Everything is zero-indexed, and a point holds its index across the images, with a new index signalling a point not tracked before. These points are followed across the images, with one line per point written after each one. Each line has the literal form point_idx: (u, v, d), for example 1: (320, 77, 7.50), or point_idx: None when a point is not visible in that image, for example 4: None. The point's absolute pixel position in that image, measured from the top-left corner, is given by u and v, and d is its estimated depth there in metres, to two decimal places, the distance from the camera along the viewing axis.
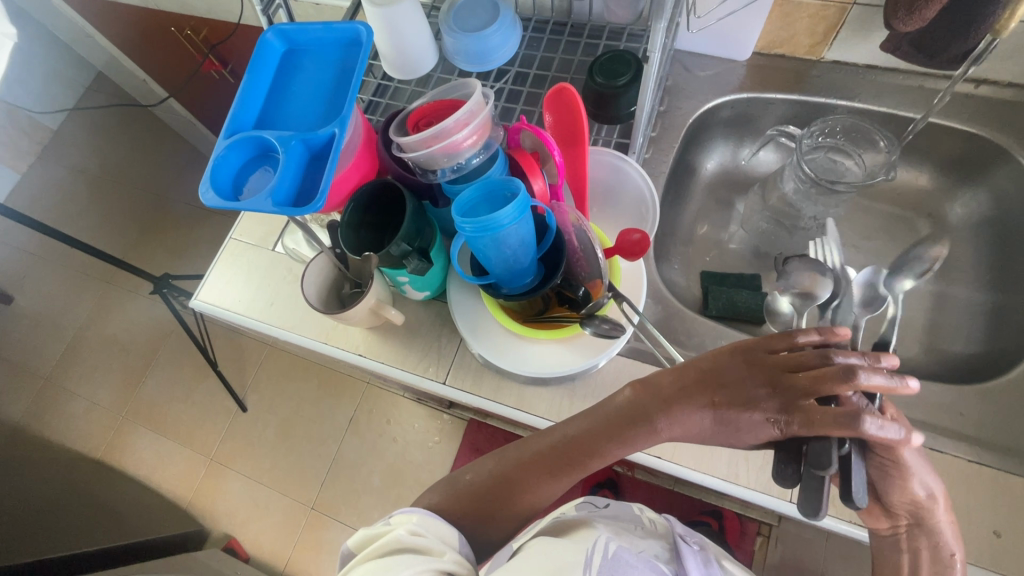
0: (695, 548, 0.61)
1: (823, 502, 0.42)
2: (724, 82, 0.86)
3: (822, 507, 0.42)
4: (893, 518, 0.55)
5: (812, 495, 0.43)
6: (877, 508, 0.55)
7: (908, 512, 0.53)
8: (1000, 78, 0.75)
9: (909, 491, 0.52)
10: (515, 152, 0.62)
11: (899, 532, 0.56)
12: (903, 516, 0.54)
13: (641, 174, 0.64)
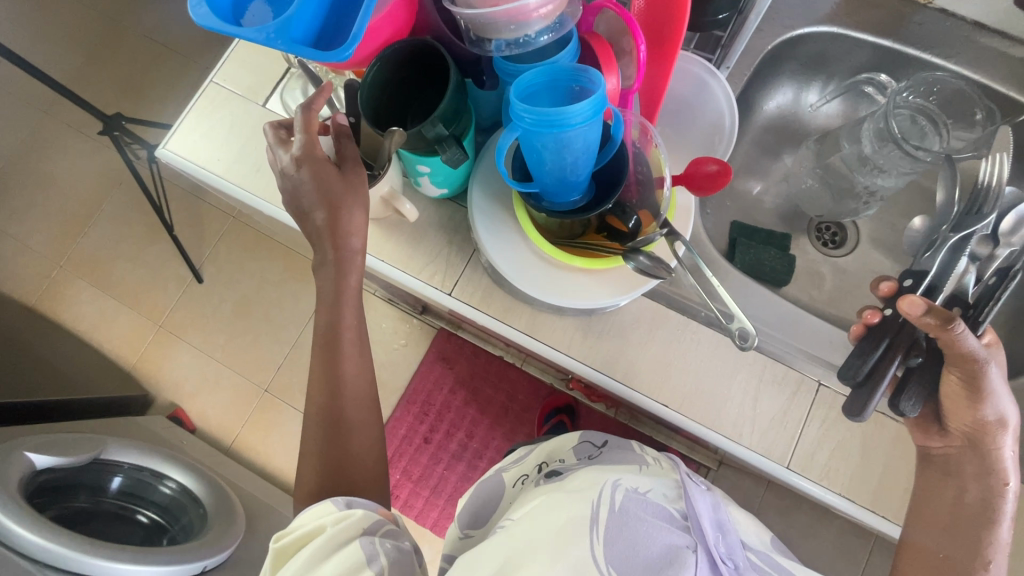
0: (704, 487, 0.54)
1: (867, 406, 0.51)
2: (815, 9, 0.75)
3: (866, 409, 0.51)
4: (946, 437, 0.56)
5: (859, 400, 0.52)
6: (934, 430, 0.56)
7: (966, 435, 0.54)
8: None
9: (979, 413, 0.53)
10: (590, 37, 0.51)
11: (950, 453, 0.56)
12: (958, 437, 0.55)
13: (726, 93, 0.56)
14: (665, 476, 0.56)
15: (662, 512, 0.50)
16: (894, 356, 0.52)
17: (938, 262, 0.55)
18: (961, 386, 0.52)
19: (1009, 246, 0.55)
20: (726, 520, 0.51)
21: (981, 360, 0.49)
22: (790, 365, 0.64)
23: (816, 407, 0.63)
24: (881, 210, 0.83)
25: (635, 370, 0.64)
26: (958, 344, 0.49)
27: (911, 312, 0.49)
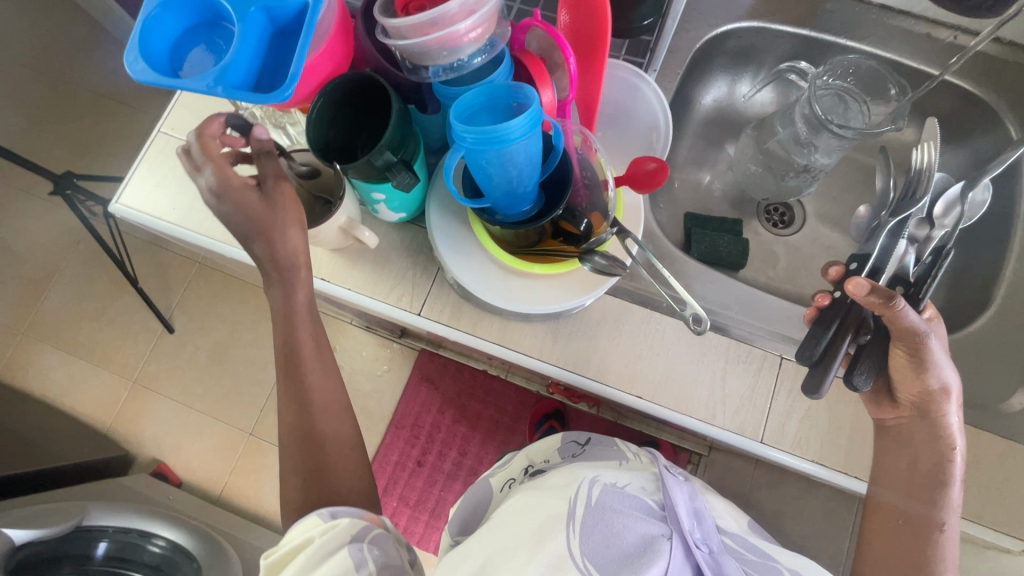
0: (682, 479, 0.57)
1: (824, 383, 0.54)
2: (736, 7, 0.79)
3: (823, 386, 0.55)
4: (897, 408, 0.60)
5: (816, 378, 0.55)
6: (886, 402, 0.60)
7: (915, 404, 0.58)
8: (1002, 37, 0.75)
9: (924, 383, 0.56)
10: (522, 55, 0.53)
11: (902, 422, 0.60)
12: (907, 406, 0.59)
13: (655, 92, 0.59)
14: (643, 472, 0.58)
15: (638, 502, 0.53)
16: (846, 334, 0.55)
17: (880, 245, 0.59)
18: (907, 359, 0.56)
19: (942, 227, 0.61)
20: (702, 507, 0.54)
21: (921, 333, 0.53)
22: (753, 343, 0.67)
23: (781, 379, 0.65)
24: (823, 187, 0.87)
25: (608, 365, 0.66)
26: (899, 319, 0.52)
27: (856, 293, 0.52)
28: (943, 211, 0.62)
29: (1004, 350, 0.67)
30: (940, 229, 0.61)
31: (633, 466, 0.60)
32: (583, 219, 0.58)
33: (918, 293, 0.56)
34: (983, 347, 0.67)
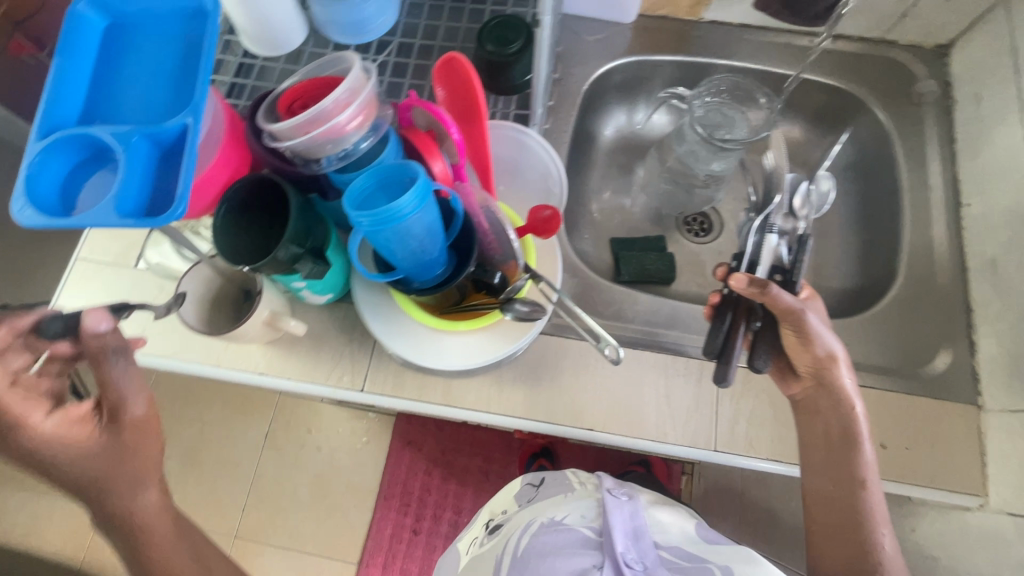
0: (623, 498, 0.62)
1: (728, 372, 0.59)
2: (614, 46, 0.85)
3: (728, 375, 0.59)
4: (801, 380, 0.63)
5: (722, 369, 0.60)
6: (790, 374, 0.64)
7: (814, 373, 0.61)
8: (852, 34, 0.83)
9: (812, 352, 0.60)
10: (408, 132, 0.56)
11: (808, 393, 0.63)
12: (807, 377, 0.62)
13: (543, 146, 0.61)
14: (587, 500, 0.65)
15: (574, 535, 0.60)
16: (737, 324, 0.61)
17: (752, 242, 0.64)
18: (797, 338, 0.60)
19: (801, 218, 0.66)
20: (641, 525, 0.60)
21: (799, 311, 0.58)
22: (689, 354, 0.69)
23: (722, 385, 0.67)
24: (732, 192, 0.92)
25: (555, 404, 0.67)
26: (777, 301, 0.58)
27: (738, 287, 0.57)
28: (801, 207, 0.67)
29: (917, 315, 0.71)
30: (798, 221, 0.66)
31: (578, 495, 0.66)
32: (495, 273, 0.60)
33: (792, 277, 0.63)
34: (898, 316, 0.71)
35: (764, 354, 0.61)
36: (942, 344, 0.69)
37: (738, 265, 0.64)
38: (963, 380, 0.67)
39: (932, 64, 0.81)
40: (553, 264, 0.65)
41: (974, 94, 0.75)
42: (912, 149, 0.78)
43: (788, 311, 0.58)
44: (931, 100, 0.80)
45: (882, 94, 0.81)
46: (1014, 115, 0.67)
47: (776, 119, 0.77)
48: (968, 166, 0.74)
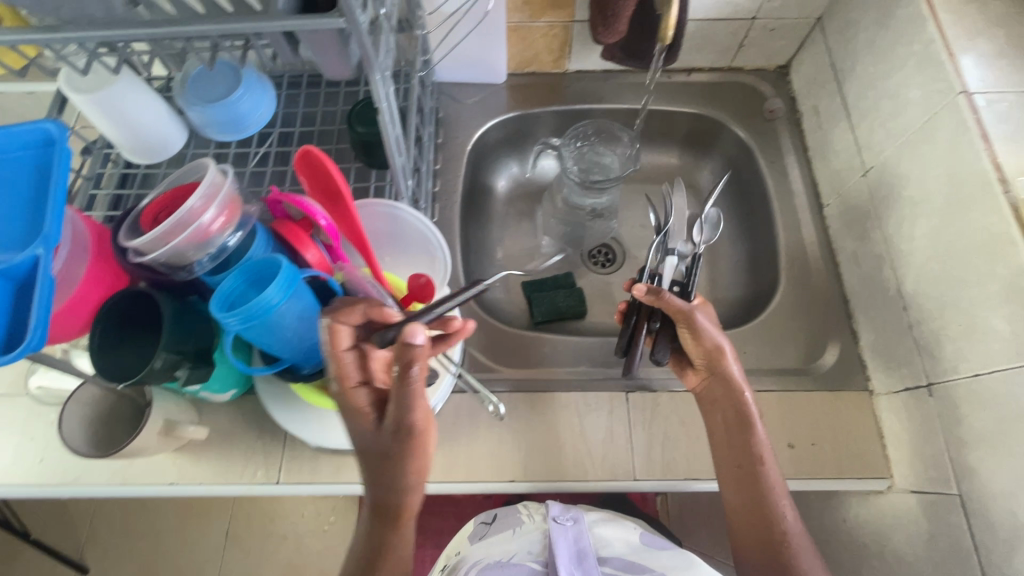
0: (569, 523, 0.59)
1: (635, 365, 0.68)
2: (491, 105, 0.91)
3: (635, 367, 0.68)
4: (696, 371, 0.66)
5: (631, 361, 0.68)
6: (688, 365, 0.67)
7: (704, 358, 0.64)
8: (703, 66, 0.91)
9: (703, 343, 0.63)
10: (277, 225, 0.58)
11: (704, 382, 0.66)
12: (700, 364, 0.65)
13: (417, 218, 0.63)
14: (535, 532, 0.61)
15: (524, 567, 0.56)
16: (642, 325, 0.67)
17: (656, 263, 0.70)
18: (689, 334, 0.64)
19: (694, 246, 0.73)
20: (587, 547, 0.57)
21: (688, 312, 0.64)
22: (599, 388, 0.71)
23: (633, 413, 0.69)
24: (629, 221, 0.97)
25: (475, 461, 0.67)
26: (671, 303, 0.63)
27: (640, 294, 0.63)
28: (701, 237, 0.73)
29: (802, 315, 0.75)
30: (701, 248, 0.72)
31: (526, 528, 0.62)
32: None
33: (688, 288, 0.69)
34: (785, 319, 0.75)
35: (665, 346, 0.67)
36: (828, 339, 0.73)
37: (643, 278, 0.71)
38: (851, 370, 0.71)
39: (777, 84, 0.90)
40: (451, 337, 0.69)
41: (813, 107, 0.83)
42: (772, 162, 0.85)
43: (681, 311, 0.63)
44: (781, 115, 0.87)
45: (738, 116, 0.89)
46: (844, 122, 0.75)
47: (638, 155, 0.83)
48: (821, 171, 0.80)
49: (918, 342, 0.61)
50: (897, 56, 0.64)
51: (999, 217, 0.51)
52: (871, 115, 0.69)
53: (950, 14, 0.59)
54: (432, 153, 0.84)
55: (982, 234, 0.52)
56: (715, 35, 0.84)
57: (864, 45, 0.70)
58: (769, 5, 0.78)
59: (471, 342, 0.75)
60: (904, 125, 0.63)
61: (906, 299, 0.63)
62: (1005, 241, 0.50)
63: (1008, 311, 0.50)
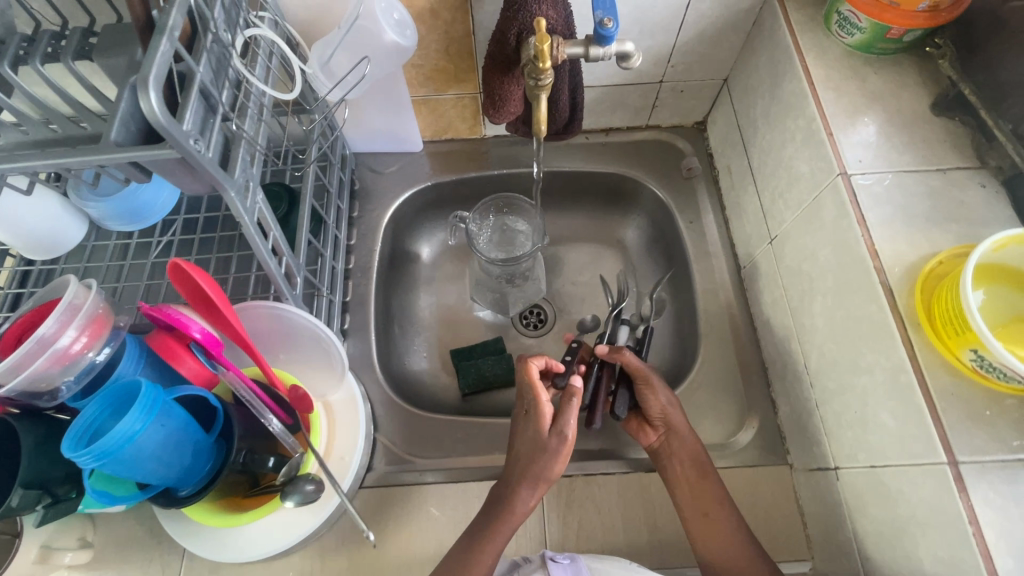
0: (565, 561, 0.58)
1: (594, 418, 0.69)
2: (409, 174, 0.89)
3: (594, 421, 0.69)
4: (654, 429, 0.68)
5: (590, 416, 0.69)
6: (647, 425, 0.68)
7: (661, 417, 0.67)
8: (620, 125, 0.90)
9: (657, 399, 0.67)
10: (150, 342, 0.55)
11: (660, 443, 0.67)
12: (658, 423, 0.68)
13: (302, 315, 0.61)
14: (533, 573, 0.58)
15: None
16: (600, 380, 0.71)
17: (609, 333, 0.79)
18: (646, 390, 0.68)
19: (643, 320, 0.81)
20: None
21: (644, 371, 0.69)
22: None
23: (548, 500, 0.67)
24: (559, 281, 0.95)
25: (381, 562, 0.64)
26: (626, 360, 0.70)
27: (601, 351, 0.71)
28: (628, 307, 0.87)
29: (722, 383, 0.73)
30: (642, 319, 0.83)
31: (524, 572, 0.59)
32: (268, 458, 0.58)
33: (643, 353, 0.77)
34: (705, 388, 0.73)
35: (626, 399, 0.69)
36: (748, 410, 0.71)
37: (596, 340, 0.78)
38: (770, 442, 0.69)
39: (695, 140, 0.89)
40: (354, 427, 0.67)
41: (726, 166, 0.82)
42: (691, 221, 0.84)
43: (634, 369, 0.69)
44: (699, 173, 0.86)
45: (657, 175, 0.88)
46: (752, 186, 0.74)
47: (543, 229, 0.80)
48: (737, 231, 0.79)
49: (824, 422, 0.59)
50: (788, 129, 0.63)
51: (879, 308, 0.49)
52: (772, 183, 0.68)
53: (830, 91, 0.58)
54: (346, 229, 0.82)
55: (866, 323, 0.51)
56: (626, 99, 0.83)
57: (762, 112, 0.69)
58: (673, 71, 0.78)
59: (385, 429, 0.73)
60: (798, 199, 0.62)
61: (812, 376, 0.61)
62: (884, 333, 0.49)
63: (891, 405, 0.48)
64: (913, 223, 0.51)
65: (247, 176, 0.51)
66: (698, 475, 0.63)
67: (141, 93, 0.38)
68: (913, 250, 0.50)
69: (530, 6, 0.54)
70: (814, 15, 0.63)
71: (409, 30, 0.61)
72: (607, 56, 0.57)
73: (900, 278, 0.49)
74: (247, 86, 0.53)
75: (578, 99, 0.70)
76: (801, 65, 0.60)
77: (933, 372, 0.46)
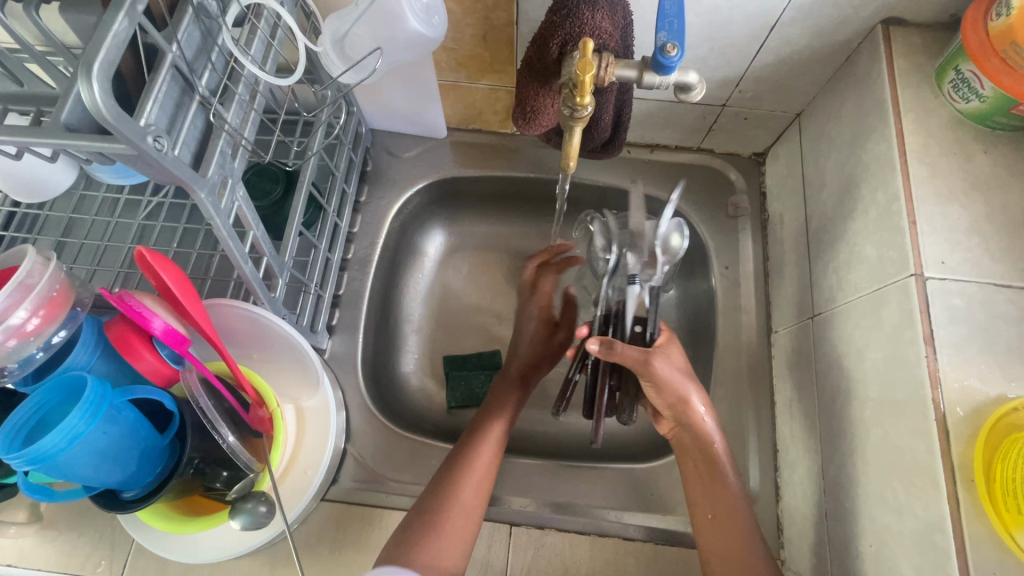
0: None
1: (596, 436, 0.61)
2: (426, 163, 0.81)
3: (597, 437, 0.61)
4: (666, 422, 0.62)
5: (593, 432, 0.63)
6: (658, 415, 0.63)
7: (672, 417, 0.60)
8: (668, 143, 0.80)
9: (662, 399, 0.58)
10: (105, 325, 0.50)
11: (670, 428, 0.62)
12: (670, 418, 0.60)
13: (279, 321, 0.57)
14: None
15: None
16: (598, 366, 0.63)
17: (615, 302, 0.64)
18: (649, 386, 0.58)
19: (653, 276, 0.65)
20: None
21: (644, 362, 0.56)
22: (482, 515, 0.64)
23: (515, 550, 0.62)
24: None
25: None
26: (625, 354, 0.56)
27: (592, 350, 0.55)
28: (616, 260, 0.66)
29: None
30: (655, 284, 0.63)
31: None
32: (221, 471, 0.55)
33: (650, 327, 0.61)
34: None
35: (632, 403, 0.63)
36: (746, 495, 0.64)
37: (596, 320, 0.65)
38: (766, 533, 0.62)
39: (748, 174, 0.79)
40: (323, 441, 0.63)
41: (780, 213, 0.72)
42: (727, 267, 0.74)
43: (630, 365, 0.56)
44: (747, 213, 0.76)
45: (699, 206, 0.78)
46: (803, 246, 0.64)
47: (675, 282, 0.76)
48: (775, 290, 0.70)
49: (831, 538, 0.53)
50: (862, 198, 0.53)
51: (926, 447, 0.42)
52: (828, 254, 0.59)
53: (924, 166, 0.49)
54: (349, 216, 0.76)
55: (907, 456, 0.44)
56: (679, 118, 0.73)
57: (834, 167, 0.59)
58: (740, 96, 0.67)
59: (357, 441, 0.68)
60: (856, 284, 0.53)
61: (828, 483, 0.54)
62: (927, 479, 0.42)
63: (918, 557, 0.42)
64: (990, 352, 0.43)
65: (226, 172, 0.45)
66: (732, 502, 0.56)
67: (81, 80, 0.31)
68: (983, 386, 0.42)
69: (582, 16, 0.45)
70: (923, 66, 0.52)
71: (437, 17, 0.53)
72: (663, 86, 0.47)
73: (962, 421, 0.41)
74: (238, 66, 0.45)
75: (623, 119, 0.60)
76: (894, 127, 0.50)
77: (976, 541, 0.39)
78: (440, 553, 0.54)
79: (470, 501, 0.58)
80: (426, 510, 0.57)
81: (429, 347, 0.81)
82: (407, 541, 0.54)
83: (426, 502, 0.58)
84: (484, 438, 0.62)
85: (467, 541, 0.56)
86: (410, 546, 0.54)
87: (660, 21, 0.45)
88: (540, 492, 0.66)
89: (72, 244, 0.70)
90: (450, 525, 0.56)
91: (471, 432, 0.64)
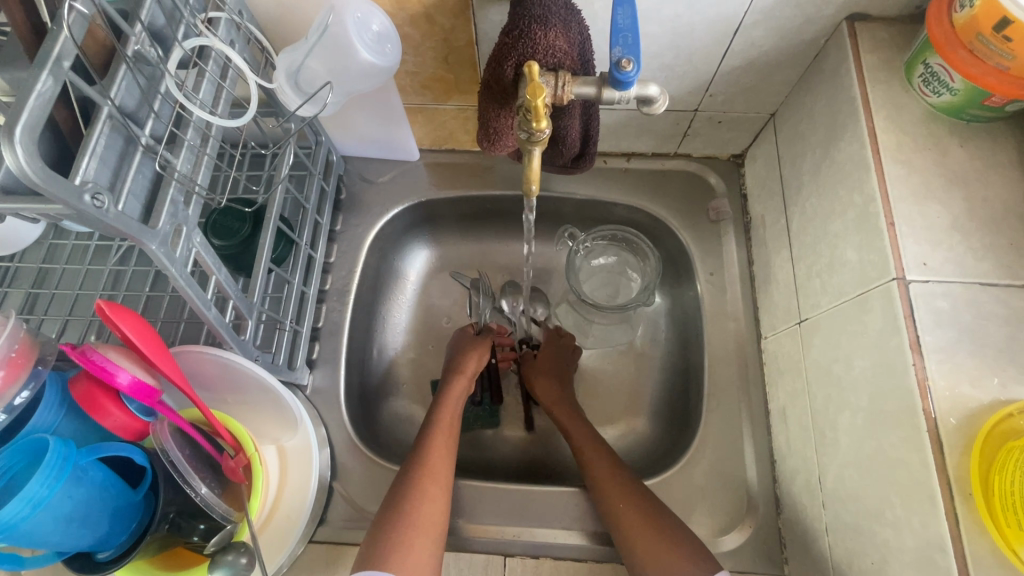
0: None
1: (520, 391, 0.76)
2: (401, 187, 0.80)
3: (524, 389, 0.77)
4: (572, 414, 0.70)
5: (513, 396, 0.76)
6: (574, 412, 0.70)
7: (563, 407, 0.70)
8: (645, 150, 0.78)
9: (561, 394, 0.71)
10: (70, 383, 0.48)
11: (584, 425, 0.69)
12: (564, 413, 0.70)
13: (252, 365, 0.56)
14: None
15: None
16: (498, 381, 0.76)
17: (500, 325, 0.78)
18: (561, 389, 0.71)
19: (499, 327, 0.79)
20: None
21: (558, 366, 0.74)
22: (473, 547, 0.62)
23: None
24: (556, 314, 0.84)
25: None
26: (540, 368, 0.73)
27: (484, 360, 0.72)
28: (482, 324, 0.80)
29: (722, 471, 0.64)
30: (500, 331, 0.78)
31: None
32: (197, 524, 0.55)
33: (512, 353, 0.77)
34: (700, 473, 0.64)
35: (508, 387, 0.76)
36: (744, 509, 0.62)
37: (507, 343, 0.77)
38: (768, 549, 0.60)
39: (728, 177, 0.77)
40: (305, 483, 0.61)
41: (761, 216, 0.70)
42: (711, 273, 0.73)
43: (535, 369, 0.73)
44: (729, 218, 0.75)
45: (680, 213, 0.76)
46: (786, 250, 0.63)
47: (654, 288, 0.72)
48: (762, 294, 0.68)
49: (833, 552, 0.51)
50: (841, 199, 0.52)
51: (920, 460, 0.40)
52: (812, 256, 0.57)
53: (900, 165, 0.47)
54: (324, 247, 0.74)
55: (900, 470, 0.42)
56: (653, 126, 0.72)
57: (811, 167, 0.58)
58: (711, 100, 0.66)
59: (344, 478, 0.67)
60: (839, 288, 0.51)
61: (825, 495, 0.52)
62: (923, 494, 0.40)
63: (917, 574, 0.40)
64: (979, 356, 0.41)
65: (178, 220, 0.43)
66: (636, 504, 0.57)
67: (3, 143, 0.30)
68: (975, 393, 0.40)
69: (534, 35, 0.44)
70: (892, 61, 0.51)
71: (390, 45, 0.52)
72: (624, 100, 0.45)
73: (955, 431, 0.40)
74: (185, 110, 0.44)
75: (592, 132, 0.59)
76: (867, 126, 0.49)
77: (977, 557, 0.37)
78: (420, 533, 0.54)
79: (439, 490, 0.58)
80: (399, 491, 0.57)
81: (415, 374, 0.80)
82: (381, 535, 0.53)
83: (381, 511, 0.56)
84: (431, 455, 0.60)
85: (443, 509, 0.57)
86: (390, 538, 0.53)
87: (614, 36, 0.43)
88: (535, 520, 0.64)
89: (44, 295, 0.69)
90: (428, 497, 0.56)
91: (418, 447, 0.61)
